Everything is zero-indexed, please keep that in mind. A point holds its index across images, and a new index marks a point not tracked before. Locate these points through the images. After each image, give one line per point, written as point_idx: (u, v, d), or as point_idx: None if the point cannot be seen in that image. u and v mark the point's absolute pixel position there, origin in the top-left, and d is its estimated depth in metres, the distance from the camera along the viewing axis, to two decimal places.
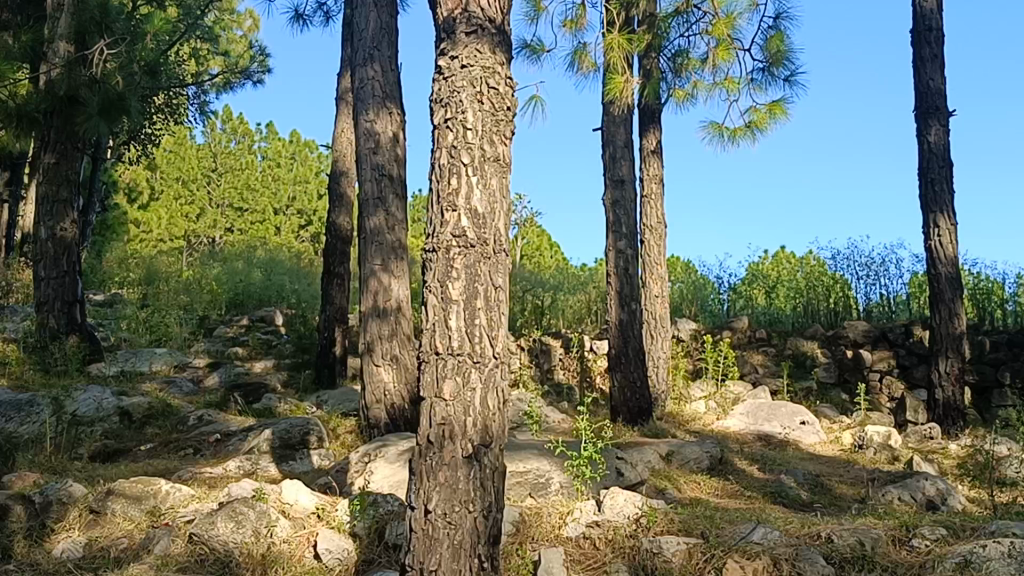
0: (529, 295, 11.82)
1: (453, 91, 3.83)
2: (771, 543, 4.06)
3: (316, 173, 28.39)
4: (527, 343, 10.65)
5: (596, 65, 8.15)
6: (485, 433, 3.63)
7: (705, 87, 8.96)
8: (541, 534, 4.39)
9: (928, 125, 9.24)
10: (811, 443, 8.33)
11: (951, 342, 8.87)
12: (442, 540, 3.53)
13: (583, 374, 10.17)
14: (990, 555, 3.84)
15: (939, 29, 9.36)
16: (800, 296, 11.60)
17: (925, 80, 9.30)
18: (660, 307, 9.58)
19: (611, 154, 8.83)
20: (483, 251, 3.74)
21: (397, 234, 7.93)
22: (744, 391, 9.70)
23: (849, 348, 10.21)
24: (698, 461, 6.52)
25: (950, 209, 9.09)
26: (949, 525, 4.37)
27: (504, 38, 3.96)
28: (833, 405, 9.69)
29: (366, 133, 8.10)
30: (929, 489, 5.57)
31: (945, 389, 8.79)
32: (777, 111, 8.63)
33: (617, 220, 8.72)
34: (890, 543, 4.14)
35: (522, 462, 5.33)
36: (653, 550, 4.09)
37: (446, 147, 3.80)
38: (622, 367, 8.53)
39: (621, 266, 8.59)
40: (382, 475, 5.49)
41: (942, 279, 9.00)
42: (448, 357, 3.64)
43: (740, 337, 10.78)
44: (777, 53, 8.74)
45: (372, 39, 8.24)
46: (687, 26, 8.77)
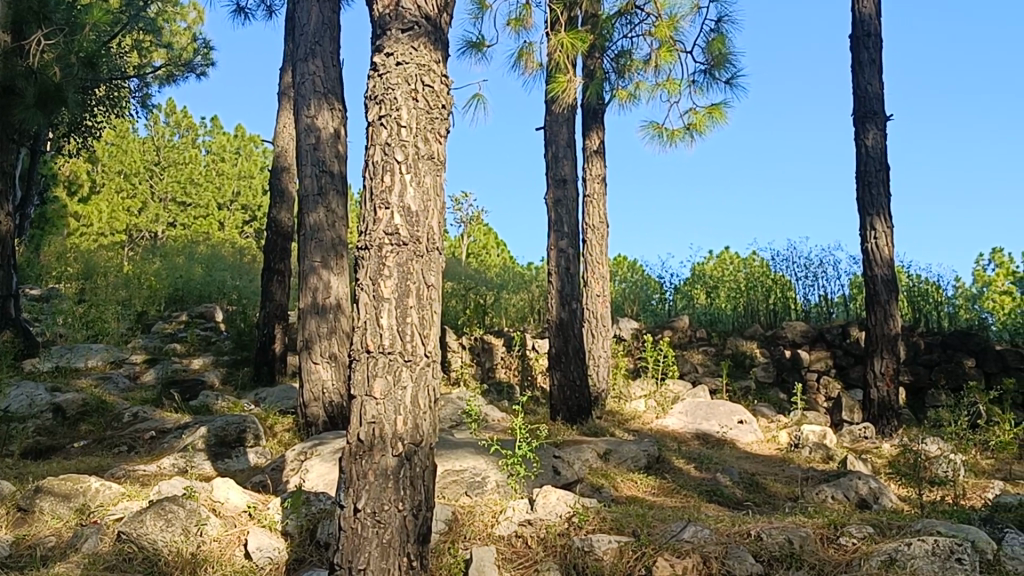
0: (472, 293, 11.81)
1: (387, 89, 3.82)
2: (701, 541, 4.10)
3: (261, 169, 28.32)
4: (468, 341, 10.57)
5: (540, 64, 8.16)
6: (416, 432, 3.62)
7: (647, 88, 9.01)
8: (472, 532, 4.38)
9: (866, 129, 9.36)
10: (748, 442, 8.40)
11: (886, 343, 8.99)
12: (371, 540, 3.51)
13: (524, 373, 10.21)
14: (915, 552, 3.92)
15: (877, 34, 9.51)
16: (741, 297, 11.72)
17: (863, 85, 9.43)
18: (601, 307, 9.63)
19: (553, 153, 8.85)
20: (416, 249, 3.72)
21: (338, 230, 7.87)
22: (684, 390, 9.77)
23: (787, 348, 10.32)
24: (635, 459, 6.55)
25: (886, 213, 9.22)
26: (876, 524, 4.43)
27: (439, 36, 3.95)
28: (770, 404, 9.78)
29: (307, 129, 8.03)
30: (861, 488, 5.65)
31: (880, 389, 8.91)
32: (717, 114, 8.70)
33: (559, 219, 8.74)
34: (819, 541, 4.19)
35: (457, 461, 5.33)
36: (584, 548, 4.11)
37: (380, 144, 3.78)
38: (562, 367, 8.54)
39: (562, 265, 8.62)
40: (318, 473, 5.46)
41: (878, 281, 9.11)
42: (379, 356, 3.63)
43: (681, 337, 10.83)
44: (719, 55, 8.81)
45: (314, 35, 8.17)
46: (630, 27, 8.80)
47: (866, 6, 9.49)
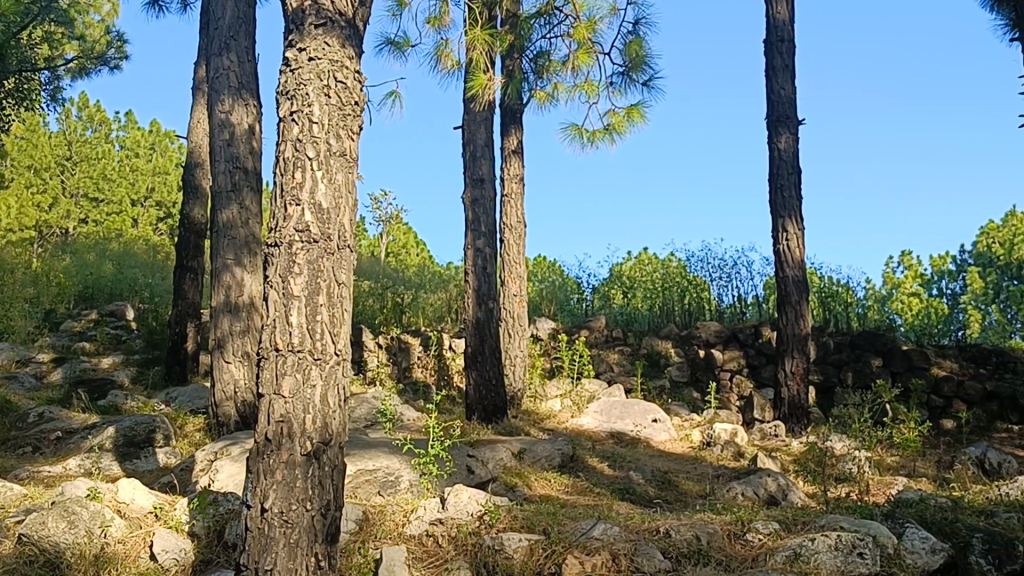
0: (389, 292, 11.76)
1: (299, 84, 3.78)
2: (611, 539, 4.13)
3: (176, 165, 27.88)
4: (385, 341, 10.53)
5: (458, 63, 8.15)
6: (325, 431, 3.59)
7: (566, 89, 9.06)
8: (383, 532, 4.37)
9: (779, 132, 9.51)
10: (661, 441, 8.49)
11: (797, 343, 9.15)
12: (278, 540, 3.47)
13: (441, 372, 10.18)
14: (819, 547, 4.01)
15: (790, 40, 9.69)
16: (657, 297, 11.85)
17: (777, 89, 9.60)
18: (518, 307, 9.65)
19: (470, 152, 8.85)
20: (326, 246, 3.70)
21: (251, 227, 7.78)
22: (600, 389, 9.83)
23: (701, 348, 10.47)
24: (549, 458, 6.59)
25: (797, 215, 9.38)
26: (782, 520, 4.51)
27: (352, 32, 3.93)
28: (684, 403, 9.89)
29: (220, 124, 7.92)
30: (770, 485, 5.74)
31: (790, 387, 9.07)
32: (634, 116, 8.78)
33: (476, 218, 8.75)
34: (727, 537, 4.26)
35: (370, 461, 5.30)
36: (494, 547, 4.10)
37: (291, 140, 3.74)
38: (478, 366, 8.54)
39: (479, 265, 8.63)
40: (227, 474, 5.39)
41: (789, 282, 9.27)
42: (289, 354, 3.59)
43: (597, 336, 10.88)
44: (636, 58, 8.89)
45: (229, 29, 8.04)
46: (549, 28, 8.83)
47: (780, 11, 9.67)
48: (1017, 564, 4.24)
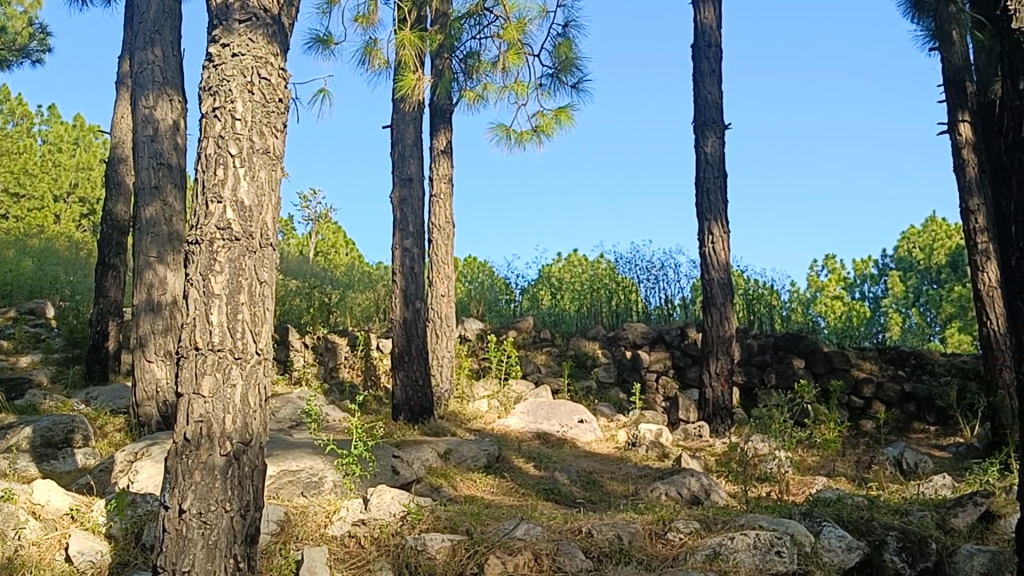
0: (316, 291, 11.66)
1: (222, 80, 3.73)
2: (533, 539, 4.15)
3: (100, 160, 27.38)
4: (311, 340, 10.45)
5: (388, 62, 8.11)
6: (245, 431, 3.56)
7: (495, 90, 9.07)
8: (305, 533, 4.33)
9: (705, 136, 9.61)
10: (587, 442, 8.54)
11: (722, 344, 9.26)
12: (196, 541, 3.42)
13: (368, 372, 10.12)
14: (737, 546, 4.07)
15: (717, 45, 9.81)
16: (585, 298, 11.92)
17: (704, 93, 9.71)
18: (445, 307, 9.63)
19: (399, 152, 8.82)
20: (248, 244, 3.66)
21: (174, 224, 7.66)
22: (527, 390, 9.84)
23: (628, 349, 10.58)
24: (475, 459, 6.59)
25: (723, 218, 9.50)
26: (703, 519, 4.57)
27: (277, 28, 3.90)
28: (610, 404, 9.94)
29: (144, 120, 7.81)
30: (693, 485, 5.80)
31: (714, 388, 9.17)
32: (563, 118, 8.82)
33: (404, 218, 8.71)
34: (647, 537, 4.30)
35: (294, 461, 5.26)
36: (416, 547, 4.09)
37: (213, 137, 3.69)
38: (405, 367, 8.50)
39: (407, 265, 8.60)
40: (148, 475, 5.31)
41: (714, 284, 9.39)
42: (208, 353, 3.54)
43: (525, 336, 10.90)
44: (565, 60, 8.93)
45: (154, 22, 7.91)
46: (479, 28, 8.82)
47: (707, 17, 9.81)
48: (930, 561, 4.37)
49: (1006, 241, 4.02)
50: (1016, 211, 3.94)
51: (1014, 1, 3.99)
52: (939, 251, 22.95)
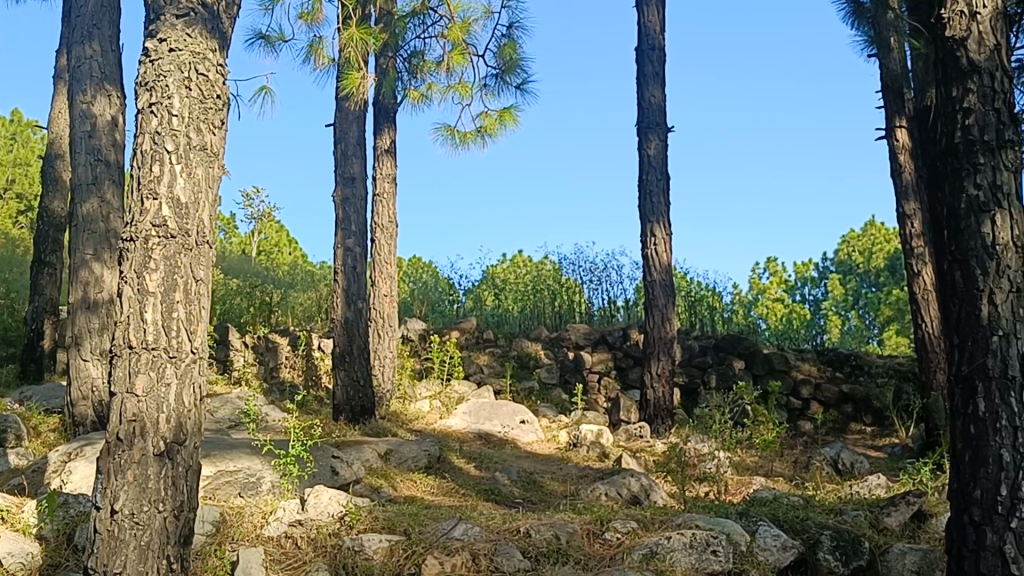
0: (257, 290, 11.56)
1: (159, 75, 3.68)
2: (471, 539, 4.14)
3: (38, 156, 26.90)
4: (251, 340, 10.36)
5: (332, 60, 8.07)
6: (179, 430, 3.52)
7: (439, 90, 9.07)
8: (240, 534, 4.29)
9: (648, 138, 9.67)
10: (528, 442, 8.55)
11: (663, 345, 9.33)
12: (128, 542, 3.37)
13: (309, 372, 10.04)
14: (674, 546, 4.09)
15: (660, 48, 9.88)
16: (528, 299, 11.95)
17: (647, 96, 9.77)
18: (388, 307, 9.59)
19: (341, 150, 8.77)
20: (184, 242, 3.62)
21: (111, 222, 7.54)
22: (469, 391, 9.82)
23: (570, 350, 10.62)
24: (416, 459, 6.56)
25: (665, 220, 9.57)
26: (640, 518, 4.60)
27: (215, 23, 3.86)
28: (552, 404, 9.95)
29: (81, 115, 7.68)
30: (633, 485, 5.82)
31: (655, 390, 9.23)
32: (506, 119, 8.82)
33: (347, 217, 8.66)
34: (585, 536, 4.31)
35: (232, 461, 5.20)
36: (354, 548, 4.07)
37: (149, 132, 3.64)
38: (346, 367, 8.45)
39: (349, 264, 8.56)
40: (81, 475, 5.22)
41: (656, 286, 9.45)
42: (143, 352, 3.50)
43: (468, 337, 10.89)
44: (510, 61, 8.93)
45: (91, 17, 7.68)
46: (423, 28, 8.80)
47: (651, 21, 9.87)
48: (862, 560, 4.39)
49: (938, 246, 4.09)
50: (947, 216, 4.02)
51: (947, 10, 4.08)
52: (878, 255, 23.30)
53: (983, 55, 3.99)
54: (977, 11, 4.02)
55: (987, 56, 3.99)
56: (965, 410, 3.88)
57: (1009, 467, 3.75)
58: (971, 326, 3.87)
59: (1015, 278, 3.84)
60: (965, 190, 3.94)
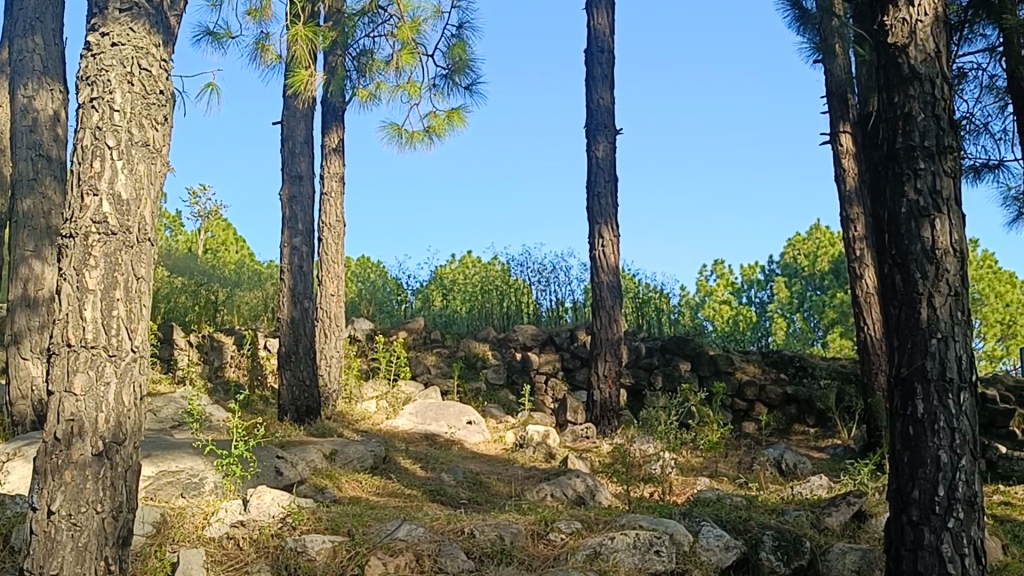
0: (202, 288, 11.44)
1: (100, 70, 3.64)
2: (415, 539, 4.13)
3: None
4: (196, 339, 10.27)
5: (279, 58, 8.00)
6: (119, 430, 3.47)
7: (388, 89, 9.03)
8: (181, 535, 4.24)
9: (596, 140, 9.70)
10: (475, 443, 8.54)
11: (610, 346, 9.36)
12: (65, 543, 3.32)
13: (254, 372, 9.96)
14: (617, 546, 4.12)
15: (609, 51, 9.93)
16: (476, 299, 11.94)
17: (596, 99, 9.80)
18: (334, 307, 9.53)
19: (289, 148, 8.71)
20: (125, 239, 3.57)
21: (52, 218, 7.42)
22: (416, 392, 9.78)
23: (518, 350, 10.63)
24: (361, 460, 6.53)
25: (612, 222, 9.62)
26: (585, 519, 4.61)
27: (159, 17, 3.82)
28: (499, 405, 9.95)
29: (22, 109, 7.55)
30: (578, 485, 5.83)
31: (602, 390, 9.26)
32: (455, 119, 8.81)
33: (294, 216, 8.60)
34: (530, 537, 4.32)
35: (173, 461, 5.14)
36: (296, 549, 4.04)
37: (89, 128, 3.59)
38: (292, 366, 8.39)
39: (295, 263, 8.50)
40: (19, 476, 5.14)
41: (603, 287, 9.48)
42: (81, 350, 3.44)
43: (415, 337, 10.86)
44: (459, 61, 8.92)
45: (35, 9, 7.62)
46: (372, 27, 8.75)
47: (600, 23, 9.91)
48: (804, 560, 4.43)
49: (879, 249, 4.12)
50: (888, 220, 4.06)
51: (890, 17, 4.14)
52: (823, 258, 23.59)
53: (923, 62, 4.05)
54: (918, 19, 4.09)
55: (928, 64, 4.05)
56: (904, 412, 3.94)
57: (946, 468, 3.82)
58: (911, 329, 3.92)
59: (953, 282, 3.91)
60: (905, 195, 4.00)
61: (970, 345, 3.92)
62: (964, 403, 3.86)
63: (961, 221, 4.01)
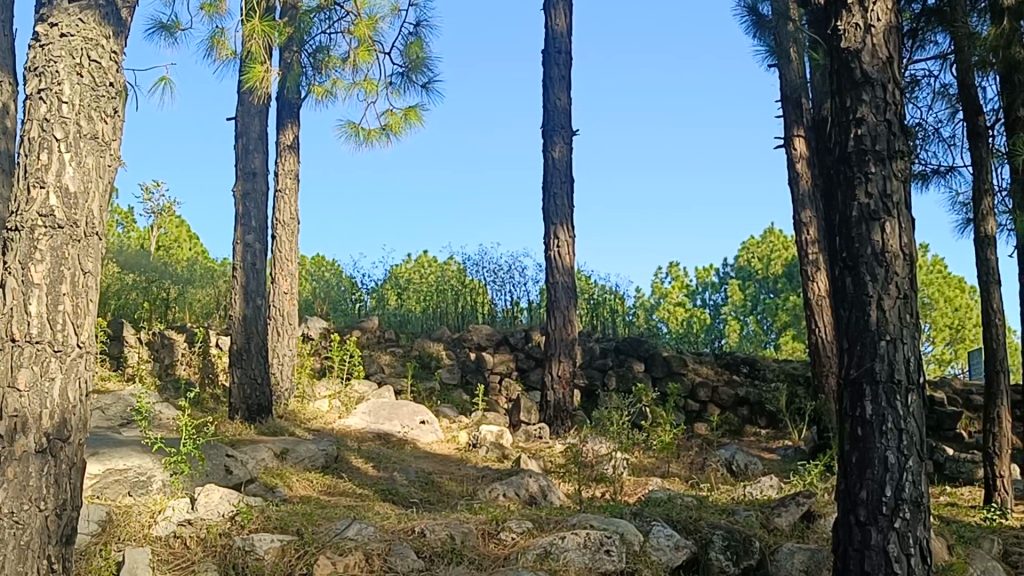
0: (153, 285, 11.31)
1: (49, 60, 3.58)
2: (365, 539, 4.10)
3: None
4: (146, 337, 10.16)
5: (234, 53, 7.93)
6: (63, 427, 3.42)
7: (344, 86, 8.98)
8: (127, 534, 4.18)
9: (553, 141, 9.71)
10: (428, 442, 8.51)
11: (564, 347, 9.37)
12: (7, 542, 3.26)
13: (205, 370, 9.86)
14: (567, 545, 4.12)
15: (567, 52, 9.94)
16: (431, 299, 11.91)
17: (553, 99, 9.81)
18: (287, 305, 9.46)
19: (242, 145, 8.63)
20: (72, 233, 3.52)
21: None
22: (369, 390, 9.73)
23: (472, 350, 10.63)
24: (313, 459, 6.49)
25: (567, 223, 9.63)
26: (535, 519, 4.61)
27: (110, 9, 3.76)
28: (453, 405, 9.91)
29: None
30: (531, 486, 5.83)
31: (556, 391, 9.27)
32: (412, 117, 8.78)
33: (247, 212, 8.53)
34: (480, 537, 4.32)
35: (121, 459, 5.06)
36: (244, 548, 4.00)
37: (37, 120, 3.54)
38: (243, 364, 8.31)
39: (248, 260, 8.43)
40: None
41: (558, 288, 9.49)
42: (25, 345, 3.38)
43: (369, 337, 10.80)
44: (416, 60, 8.89)
45: None
46: (329, 23, 8.70)
47: (558, 24, 9.92)
48: (753, 559, 4.46)
49: (830, 252, 4.16)
50: (839, 223, 4.09)
51: (843, 22, 4.18)
52: (776, 262, 23.82)
53: (875, 67, 4.10)
54: (871, 24, 4.13)
55: (880, 69, 4.09)
56: (853, 413, 3.97)
57: (894, 468, 3.85)
58: (860, 330, 3.96)
59: (902, 285, 3.96)
60: (856, 198, 4.03)
61: (918, 348, 3.97)
62: (911, 404, 3.90)
63: (911, 226, 4.05)
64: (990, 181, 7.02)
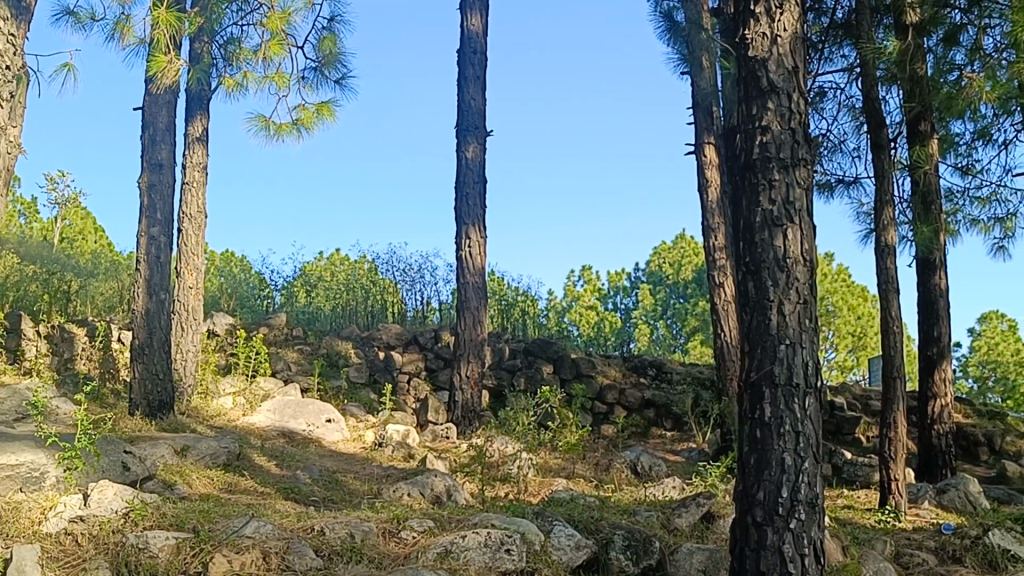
0: (54, 276, 11.03)
1: None
2: (262, 537, 4.04)
3: None
4: (46, 330, 9.96)
5: (140, 41, 7.77)
6: None
7: (255, 79, 8.86)
8: (15, 530, 4.07)
9: (466, 141, 9.70)
10: (334, 441, 8.44)
11: (473, 347, 9.37)
12: None
13: (106, 364, 9.64)
14: (468, 544, 4.12)
15: (482, 52, 9.95)
16: (341, 297, 11.83)
17: (467, 99, 9.80)
18: (192, 300, 9.31)
19: (149, 136, 8.46)
20: None
21: None
22: (275, 388, 9.59)
23: (381, 349, 10.58)
24: (214, 456, 6.39)
25: (479, 223, 9.64)
26: (437, 517, 4.60)
27: None
28: (361, 403, 9.82)
29: None
30: (436, 485, 5.81)
31: (464, 392, 9.27)
32: (324, 113, 8.70)
33: (152, 204, 8.36)
34: (381, 535, 4.28)
35: (12, 453, 4.85)
36: (137, 546, 3.91)
37: None
38: (145, 359, 8.15)
39: (152, 253, 8.28)
40: None
41: (469, 288, 9.49)
42: None
43: (277, 333, 10.67)
44: (329, 55, 8.81)
45: None
46: (241, 15, 8.58)
47: (473, 24, 9.93)
48: (652, 559, 4.52)
49: (733, 256, 4.22)
50: (743, 228, 4.16)
51: (751, 30, 4.24)
52: (687, 267, 24.17)
53: (781, 76, 4.17)
54: (777, 34, 4.21)
55: (785, 78, 4.17)
56: (752, 415, 4.02)
57: (790, 470, 3.92)
58: (761, 333, 4.02)
59: (801, 290, 4.04)
60: (759, 204, 4.10)
61: (816, 353, 4.05)
62: (807, 407, 3.98)
63: (812, 232, 4.14)
64: (890, 192, 7.20)
